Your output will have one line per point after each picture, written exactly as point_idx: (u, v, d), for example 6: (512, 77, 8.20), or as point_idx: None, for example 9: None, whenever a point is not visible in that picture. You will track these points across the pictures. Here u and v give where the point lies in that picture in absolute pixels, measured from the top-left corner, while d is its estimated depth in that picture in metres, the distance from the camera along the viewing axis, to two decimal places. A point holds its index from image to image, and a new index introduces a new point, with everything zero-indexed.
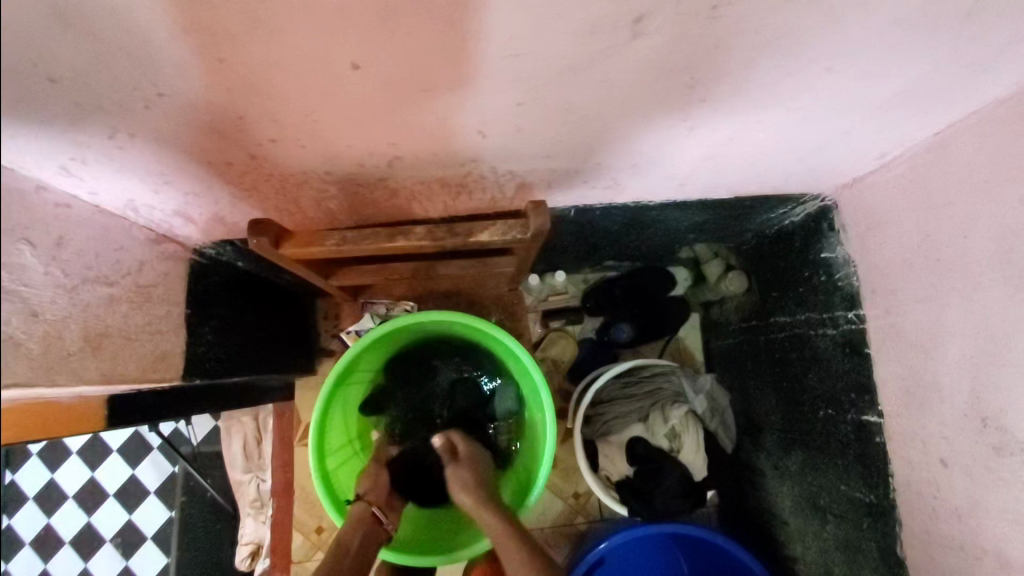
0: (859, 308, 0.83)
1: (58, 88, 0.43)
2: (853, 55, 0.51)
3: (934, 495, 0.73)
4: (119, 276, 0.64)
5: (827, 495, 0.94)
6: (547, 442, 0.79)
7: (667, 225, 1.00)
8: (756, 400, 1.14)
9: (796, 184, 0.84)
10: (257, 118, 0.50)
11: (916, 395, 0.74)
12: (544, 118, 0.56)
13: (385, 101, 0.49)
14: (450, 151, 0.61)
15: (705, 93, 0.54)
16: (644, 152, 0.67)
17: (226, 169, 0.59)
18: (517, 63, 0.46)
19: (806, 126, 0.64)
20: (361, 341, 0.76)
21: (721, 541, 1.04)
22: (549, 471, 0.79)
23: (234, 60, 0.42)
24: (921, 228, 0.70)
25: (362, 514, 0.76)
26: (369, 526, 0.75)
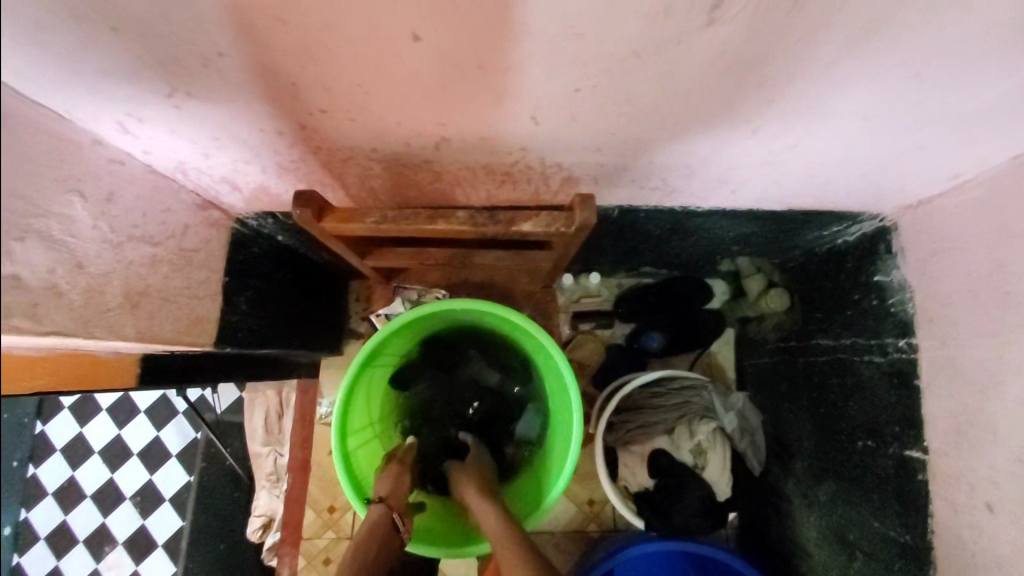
0: (911, 337, 0.79)
1: (122, 39, 0.43)
2: (940, 60, 0.47)
3: (976, 543, 0.68)
4: (162, 237, 0.66)
5: (858, 531, 0.89)
6: (573, 446, 0.76)
7: (712, 234, 0.97)
8: (789, 424, 1.09)
9: (854, 202, 0.80)
10: (310, 86, 0.49)
11: (968, 434, 0.70)
12: (601, 108, 0.54)
13: (441, 77, 0.48)
14: (500, 137, 0.60)
15: (774, 92, 0.51)
16: (698, 153, 0.64)
17: (275, 139, 0.59)
18: (580, 46, 0.44)
19: (876, 137, 0.61)
20: (392, 323, 0.75)
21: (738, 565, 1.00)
22: (571, 477, 0.76)
23: (294, 22, 0.41)
24: (991, 256, 0.65)
25: (381, 519, 0.70)
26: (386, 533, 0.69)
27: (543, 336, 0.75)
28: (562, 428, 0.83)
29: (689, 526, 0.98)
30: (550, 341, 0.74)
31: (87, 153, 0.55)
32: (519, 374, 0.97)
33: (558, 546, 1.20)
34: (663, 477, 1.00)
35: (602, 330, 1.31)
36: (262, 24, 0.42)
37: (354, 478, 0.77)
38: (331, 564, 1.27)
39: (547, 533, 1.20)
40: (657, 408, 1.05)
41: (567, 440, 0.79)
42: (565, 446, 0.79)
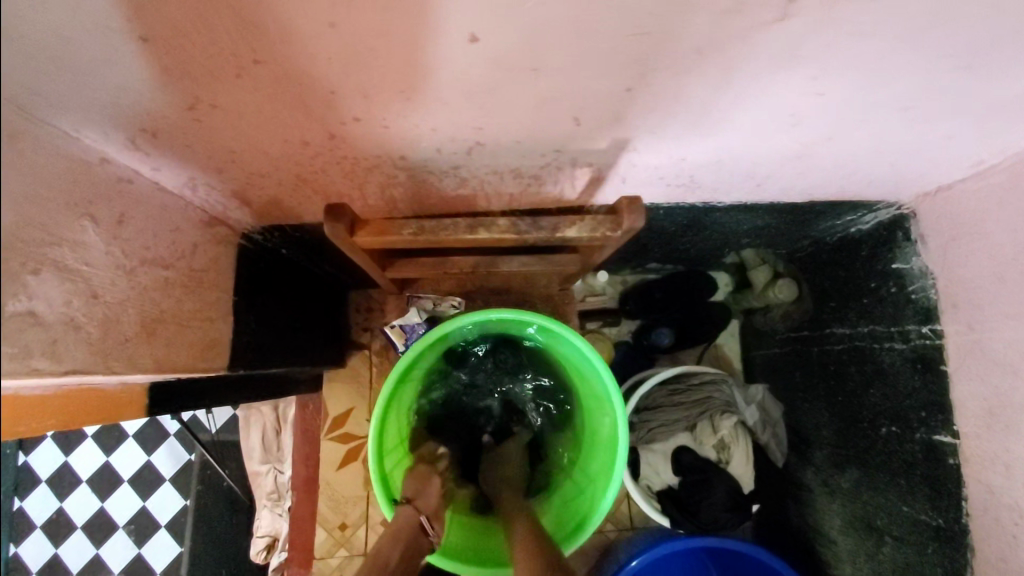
0: (935, 323, 0.80)
1: (148, 50, 0.40)
2: (997, 48, 0.46)
3: (1015, 523, 0.69)
4: (174, 258, 0.62)
5: (886, 517, 0.89)
6: (618, 459, 0.73)
7: (726, 228, 0.96)
8: (805, 413, 1.10)
9: (874, 191, 0.80)
10: (349, 93, 0.46)
11: (1002, 417, 0.70)
12: (648, 106, 0.52)
13: (489, 78, 0.45)
14: (538, 139, 0.57)
15: (826, 84, 0.50)
16: (730, 149, 0.63)
17: (300, 149, 0.56)
18: (640, 43, 0.42)
19: (909, 128, 0.60)
20: (425, 339, 0.73)
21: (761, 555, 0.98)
22: (621, 471, 0.73)
23: (345, 27, 0.38)
24: (1020, 240, 0.66)
25: (409, 526, 0.71)
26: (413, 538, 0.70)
27: (582, 344, 0.73)
28: (601, 440, 0.80)
29: (717, 522, 0.98)
30: (592, 350, 0.73)
31: (94, 171, 0.51)
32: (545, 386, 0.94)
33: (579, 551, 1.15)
34: (688, 474, 1.00)
35: (608, 328, 1.29)
36: (304, 29, 0.38)
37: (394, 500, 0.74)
38: None
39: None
40: (679, 405, 1.04)
41: (608, 451, 0.77)
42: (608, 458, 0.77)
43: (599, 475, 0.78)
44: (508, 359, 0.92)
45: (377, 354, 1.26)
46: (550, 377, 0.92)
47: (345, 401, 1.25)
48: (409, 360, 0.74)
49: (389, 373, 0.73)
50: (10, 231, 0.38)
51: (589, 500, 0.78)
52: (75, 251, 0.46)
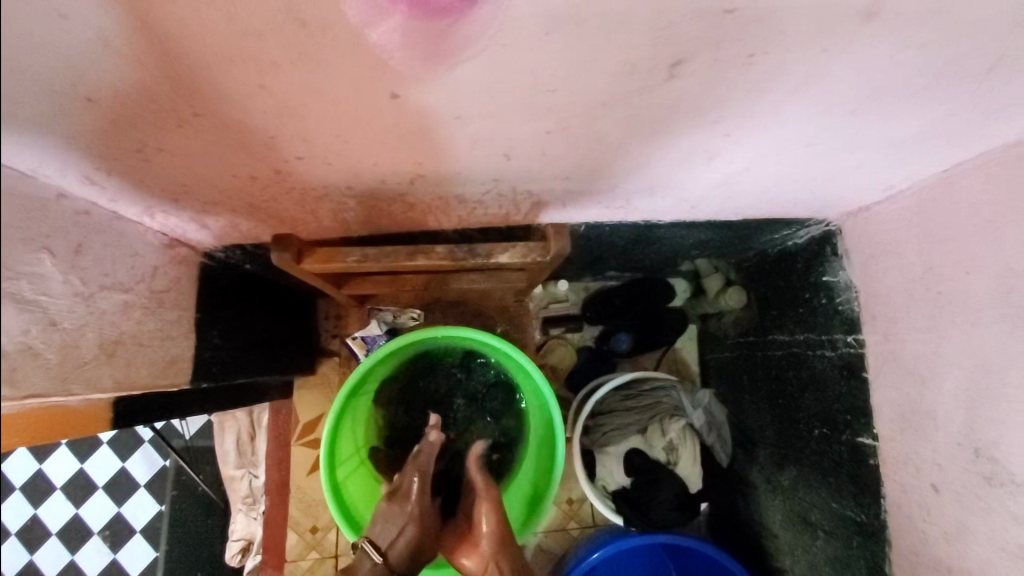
0: (858, 333, 0.86)
1: (93, 106, 0.44)
2: (876, 100, 0.52)
3: (924, 519, 0.75)
4: (133, 282, 0.65)
5: (818, 512, 0.96)
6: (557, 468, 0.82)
7: (673, 242, 1.02)
8: (751, 415, 1.16)
9: (802, 211, 0.86)
10: (288, 138, 0.50)
11: (911, 421, 0.76)
12: (569, 145, 0.56)
13: (415, 126, 0.50)
14: (473, 171, 0.62)
15: (730, 128, 0.55)
16: (658, 178, 0.68)
17: (249, 182, 0.60)
18: (552, 98, 0.47)
19: (817, 162, 0.65)
20: (375, 355, 0.78)
21: (714, 553, 1.04)
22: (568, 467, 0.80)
23: (274, 86, 0.43)
24: (925, 261, 0.72)
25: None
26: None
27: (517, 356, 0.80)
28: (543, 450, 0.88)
29: (666, 520, 1.04)
30: (537, 370, 0.81)
31: (52, 207, 0.54)
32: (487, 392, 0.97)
33: (540, 546, 1.20)
34: (639, 475, 1.05)
35: (571, 334, 1.34)
36: (239, 86, 0.43)
37: (347, 509, 0.79)
38: None
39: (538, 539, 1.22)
40: (630, 410, 1.10)
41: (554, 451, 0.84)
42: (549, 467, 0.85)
43: (540, 482, 0.86)
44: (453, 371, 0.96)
45: (345, 363, 1.28)
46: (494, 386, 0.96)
47: (317, 405, 1.29)
48: (358, 377, 0.79)
49: (339, 389, 0.77)
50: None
51: (531, 504, 0.85)
52: (34, 285, 0.50)
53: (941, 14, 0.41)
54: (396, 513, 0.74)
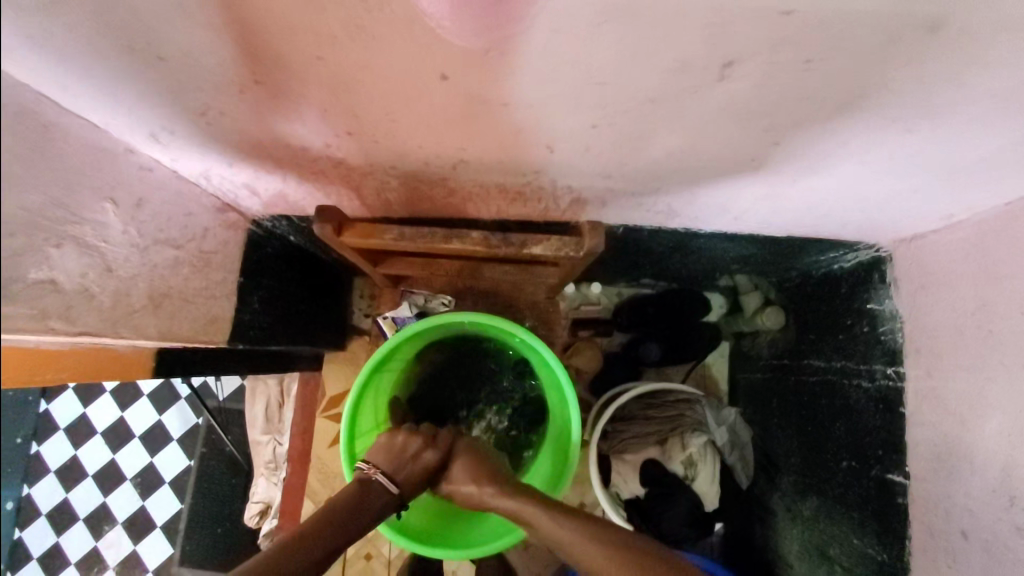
0: (899, 365, 0.82)
1: (163, 66, 0.46)
2: (937, 119, 0.50)
3: (949, 564, 0.72)
4: (185, 239, 0.69)
5: (839, 547, 0.92)
6: (573, 452, 0.82)
7: (712, 253, 0.99)
8: (776, 439, 1.13)
9: (851, 231, 0.83)
10: (339, 111, 0.52)
11: (948, 463, 0.73)
12: (611, 142, 0.56)
13: (463, 112, 0.51)
14: (517, 161, 0.62)
15: (780, 137, 0.53)
16: (701, 183, 0.67)
17: (300, 153, 0.62)
18: (600, 91, 0.47)
19: (869, 180, 0.63)
20: (400, 334, 0.80)
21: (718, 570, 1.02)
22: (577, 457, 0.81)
23: (331, 59, 0.45)
24: (979, 295, 0.69)
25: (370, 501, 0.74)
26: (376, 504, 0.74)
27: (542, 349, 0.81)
28: (556, 440, 0.88)
29: (676, 535, 1.02)
30: (560, 368, 0.81)
31: (118, 160, 0.57)
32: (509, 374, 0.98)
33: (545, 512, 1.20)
34: (655, 486, 1.04)
35: (600, 338, 1.34)
36: (299, 55, 0.44)
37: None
38: None
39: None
40: (649, 420, 1.08)
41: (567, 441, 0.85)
42: (565, 453, 0.85)
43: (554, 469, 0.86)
44: (480, 350, 0.97)
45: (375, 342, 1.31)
46: (518, 370, 0.97)
47: (342, 378, 1.34)
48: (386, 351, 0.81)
49: (366, 362, 0.79)
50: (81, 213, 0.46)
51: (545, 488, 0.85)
52: (95, 229, 0.53)
53: (1016, 34, 0.39)
54: (417, 446, 0.80)
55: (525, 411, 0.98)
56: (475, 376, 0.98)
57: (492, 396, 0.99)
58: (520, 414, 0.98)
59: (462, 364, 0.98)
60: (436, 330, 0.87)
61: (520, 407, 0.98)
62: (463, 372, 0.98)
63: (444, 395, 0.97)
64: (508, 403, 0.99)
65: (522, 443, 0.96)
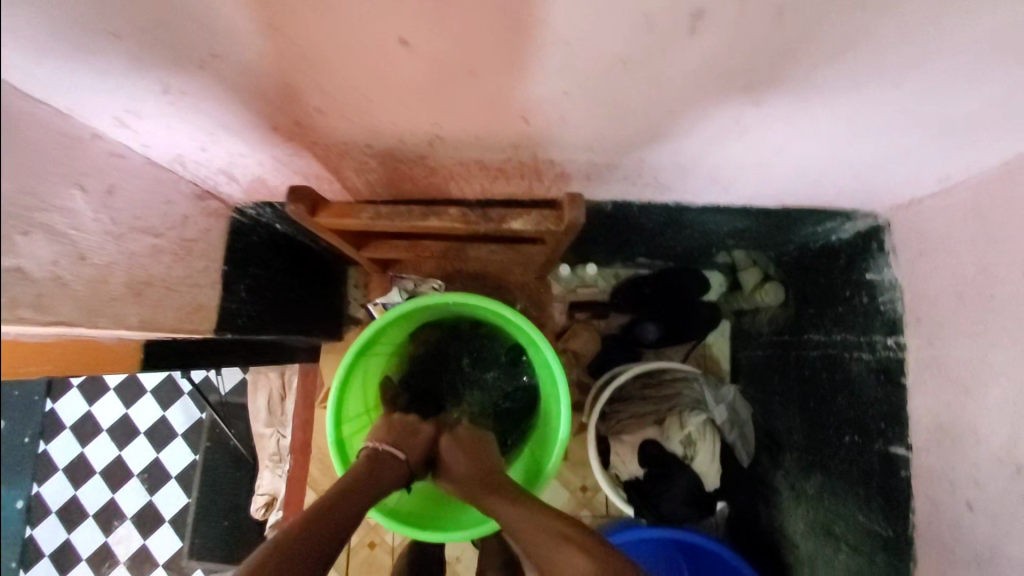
0: (900, 335, 0.80)
1: (118, 43, 0.45)
2: (923, 72, 0.48)
3: (955, 537, 0.70)
4: (163, 228, 0.68)
5: (843, 524, 0.91)
6: (558, 443, 0.80)
7: (706, 228, 0.97)
8: (779, 417, 1.11)
9: (845, 199, 0.81)
10: (304, 86, 0.51)
11: (951, 433, 0.71)
12: (587, 110, 0.54)
13: (430, 80, 0.49)
14: (494, 135, 0.60)
15: (760, 98, 0.52)
16: (686, 154, 0.65)
17: (272, 133, 0.60)
18: (569, 53, 0.45)
19: (860, 142, 0.61)
20: (388, 315, 0.78)
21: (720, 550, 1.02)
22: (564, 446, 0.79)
23: (286, 28, 0.43)
24: (979, 259, 0.66)
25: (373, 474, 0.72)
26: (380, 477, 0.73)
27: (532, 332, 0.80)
28: (545, 430, 0.86)
29: (675, 515, 1.02)
30: (551, 351, 0.79)
31: (86, 146, 0.56)
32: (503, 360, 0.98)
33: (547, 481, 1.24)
34: (653, 466, 1.02)
35: (597, 320, 1.31)
36: (257, 26, 0.43)
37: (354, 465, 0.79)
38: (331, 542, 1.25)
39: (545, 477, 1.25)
40: (649, 399, 1.07)
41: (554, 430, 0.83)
42: (551, 443, 0.83)
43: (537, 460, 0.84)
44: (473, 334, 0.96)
45: None
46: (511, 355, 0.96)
47: None
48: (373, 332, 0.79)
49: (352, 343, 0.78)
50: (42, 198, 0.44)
51: (527, 480, 0.84)
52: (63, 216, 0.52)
53: None
54: (417, 422, 0.83)
55: (517, 397, 0.96)
56: (468, 361, 0.98)
57: (485, 382, 0.98)
58: (512, 400, 0.97)
59: (455, 347, 0.97)
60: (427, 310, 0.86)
61: (513, 393, 0.97)
62: (457, 357, 0.97)
63: (436, 379, 0.96)
64: (500, 389, 0.97)
65: (514, 429, 0.95)
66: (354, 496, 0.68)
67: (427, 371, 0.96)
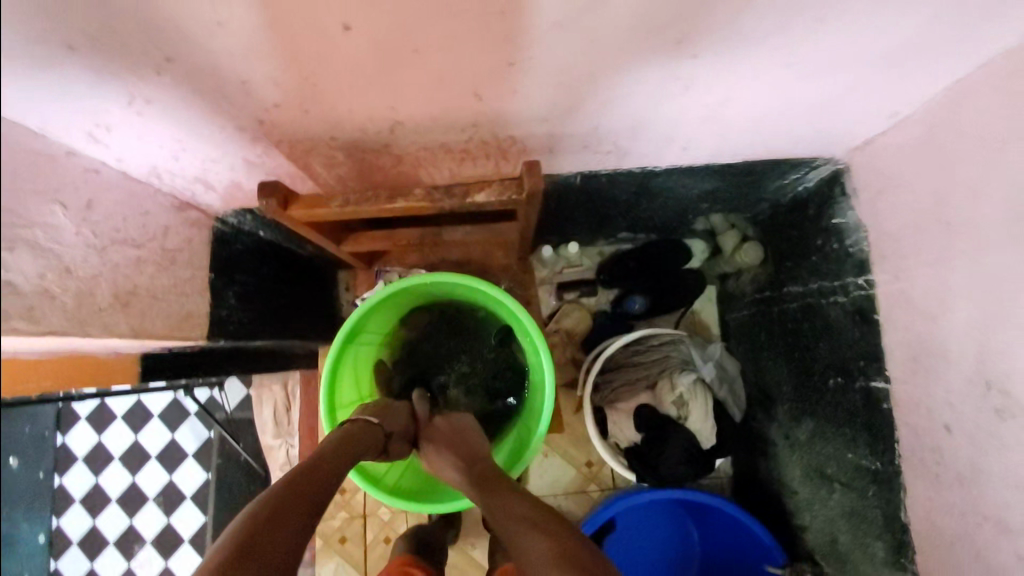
0: (868, 274, 0.82)
1: (76, 57, 0.47)
2: (841, 3, 0.51)
3: (937, 461, 0.72)
4: (145, 239, 0.70)
5: (834, 465, 0.93)
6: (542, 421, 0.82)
7: (676, 193, 0.99)
8: (768, 371, 1.13)
9: (805, 147, 0.83)
10: (260, 81, 0.53)
11: (923, 361, 0.73)
12: (534, 78, 0.57)
13: (378, 62, 0.52)
14: (452, 115, 0.63)
15: (695, 49, 0.55)
16: (640, 116, 0.68)
17: (237, 134, 0.63)
18: (503, 20, 0.48)
19: (802, 82, 0.65)
20: (371, 300, 0.81)
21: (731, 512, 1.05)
22: (549, 422, 0.81)
23: (231, 24, 0.46)
24: (933, 188, 0.69)
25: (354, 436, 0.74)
26: (362, 443, 0.73)
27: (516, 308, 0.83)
28: (531, 408, 0.88)
29: (674, 474, 1.04)
30: (534, 326, 0.82)
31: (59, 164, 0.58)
32: (489, 342, 0.99)
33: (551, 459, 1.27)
34: (650, 430, 1.04)
35: (586, 299, 1.33)
36: (205, 23, 0.45)
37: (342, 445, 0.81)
38: (347, 543, 1.27)
39: (550, 455, 1.28)
40: (640, 366, 1.10)
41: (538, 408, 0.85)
42: (536, 421, 0.85)
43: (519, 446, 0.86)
44: (460, 319, 0.98)
45: None
46: (499, 337, 0.98)
47: None
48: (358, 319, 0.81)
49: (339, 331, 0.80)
50: (19, 210, 0.47)
51: (511, 459, 0.85)
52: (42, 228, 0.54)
53: None
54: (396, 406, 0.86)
55: (505, 377, 0.98)
56: (455, 346, 1.00)
57: (473, 364, 1.00)
58: (502, 381, 0.99)
59: (443, 333, 0.99)
60: (410, 295, 0.89)
61: (501, 374, 0.99)
62: (444, 344, 0.99)
63: (425, 365, 0.99)
64: (488, 372, 0.99)
65: (504, 408, 0.97)
66: (338, 460, 0.68)
67: (416, 358, 0.99)
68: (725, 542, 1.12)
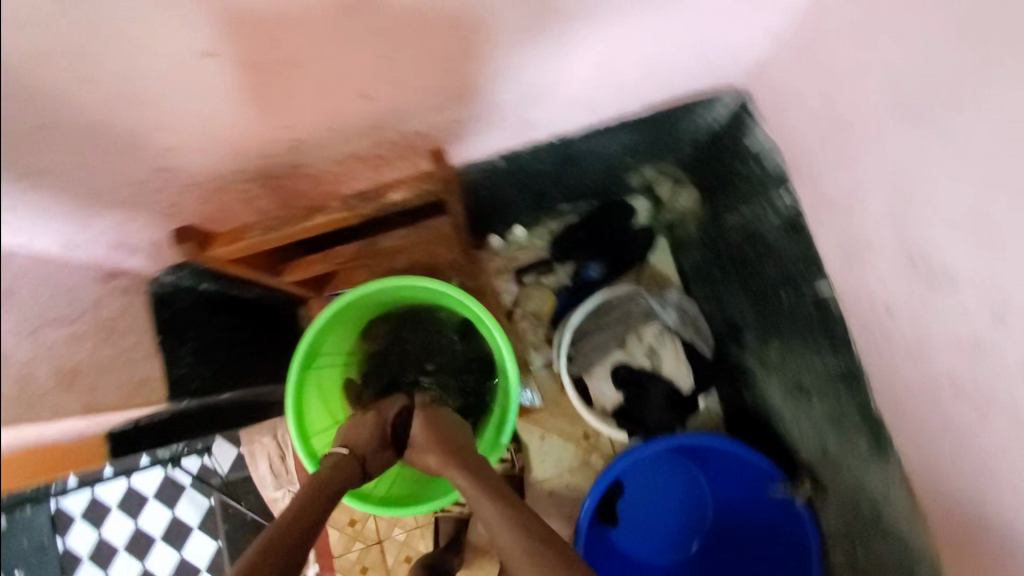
0: (788, 184, 0.86)
1: None
2: None
3: (885, 344, 0.74)
4: (77, 313, 0.65)
5: (808, 375, 0.93)
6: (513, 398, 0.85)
7: (598, 154, 1.01)
8: (728, 299, 1.13)
9: (705, 79, 0.86)
10: (147, 129, 0.54)
11: (853, 253, 0.76)
12: (413, 63, 0.58)
13: (255, 82, 0.53)
14: (348, 120, 0.64)
15: (559, 6, 0.58)
16: (533, 84, 0.70)
17: (143, 189, 0.63)
18: (362, 13, 0.50)
19: (676, 20, 0.68)
20: (318, 322, 0.82)
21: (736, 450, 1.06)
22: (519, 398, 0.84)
23: (99, 75, 0.46)
24: (822, 92, 0.73)
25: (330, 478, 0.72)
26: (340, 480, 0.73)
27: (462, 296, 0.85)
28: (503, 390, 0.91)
29: (660, 422, 1.14)
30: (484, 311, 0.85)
31: None
32: (450, 336, 1.00)
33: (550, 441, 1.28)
34: (629, 385, 1.13)
35: (546, 278, 1.33)
36: (64, 86, 0.45)
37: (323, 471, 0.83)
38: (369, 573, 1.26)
39: (548, 437, 1.28)
40: (605, 328, 1.15)
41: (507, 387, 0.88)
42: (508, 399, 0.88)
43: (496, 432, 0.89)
44: (417, 320, 0.99)
45: None
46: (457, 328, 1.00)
47: None
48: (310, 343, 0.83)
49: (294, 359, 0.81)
50: None
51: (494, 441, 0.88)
52: None
53: None
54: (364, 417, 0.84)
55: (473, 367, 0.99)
56: (419, 348, 1.00)
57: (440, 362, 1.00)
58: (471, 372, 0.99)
59: (404, 338, 1.00)
60: (359, 308, 0.90)
61: (468, 365, 1.00)
62: (406, 348, 0.99)
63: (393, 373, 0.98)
64: (455, 365, 1.00)
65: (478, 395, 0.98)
66: (319, 506, 0.68)
67: (383, 367, 0.98)
68: (736, 482, 1.13)
